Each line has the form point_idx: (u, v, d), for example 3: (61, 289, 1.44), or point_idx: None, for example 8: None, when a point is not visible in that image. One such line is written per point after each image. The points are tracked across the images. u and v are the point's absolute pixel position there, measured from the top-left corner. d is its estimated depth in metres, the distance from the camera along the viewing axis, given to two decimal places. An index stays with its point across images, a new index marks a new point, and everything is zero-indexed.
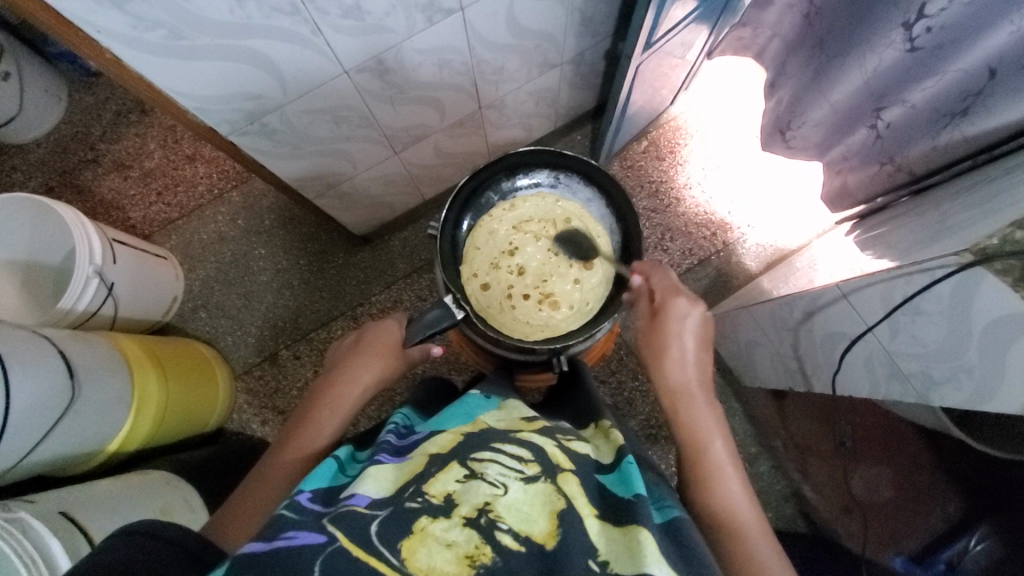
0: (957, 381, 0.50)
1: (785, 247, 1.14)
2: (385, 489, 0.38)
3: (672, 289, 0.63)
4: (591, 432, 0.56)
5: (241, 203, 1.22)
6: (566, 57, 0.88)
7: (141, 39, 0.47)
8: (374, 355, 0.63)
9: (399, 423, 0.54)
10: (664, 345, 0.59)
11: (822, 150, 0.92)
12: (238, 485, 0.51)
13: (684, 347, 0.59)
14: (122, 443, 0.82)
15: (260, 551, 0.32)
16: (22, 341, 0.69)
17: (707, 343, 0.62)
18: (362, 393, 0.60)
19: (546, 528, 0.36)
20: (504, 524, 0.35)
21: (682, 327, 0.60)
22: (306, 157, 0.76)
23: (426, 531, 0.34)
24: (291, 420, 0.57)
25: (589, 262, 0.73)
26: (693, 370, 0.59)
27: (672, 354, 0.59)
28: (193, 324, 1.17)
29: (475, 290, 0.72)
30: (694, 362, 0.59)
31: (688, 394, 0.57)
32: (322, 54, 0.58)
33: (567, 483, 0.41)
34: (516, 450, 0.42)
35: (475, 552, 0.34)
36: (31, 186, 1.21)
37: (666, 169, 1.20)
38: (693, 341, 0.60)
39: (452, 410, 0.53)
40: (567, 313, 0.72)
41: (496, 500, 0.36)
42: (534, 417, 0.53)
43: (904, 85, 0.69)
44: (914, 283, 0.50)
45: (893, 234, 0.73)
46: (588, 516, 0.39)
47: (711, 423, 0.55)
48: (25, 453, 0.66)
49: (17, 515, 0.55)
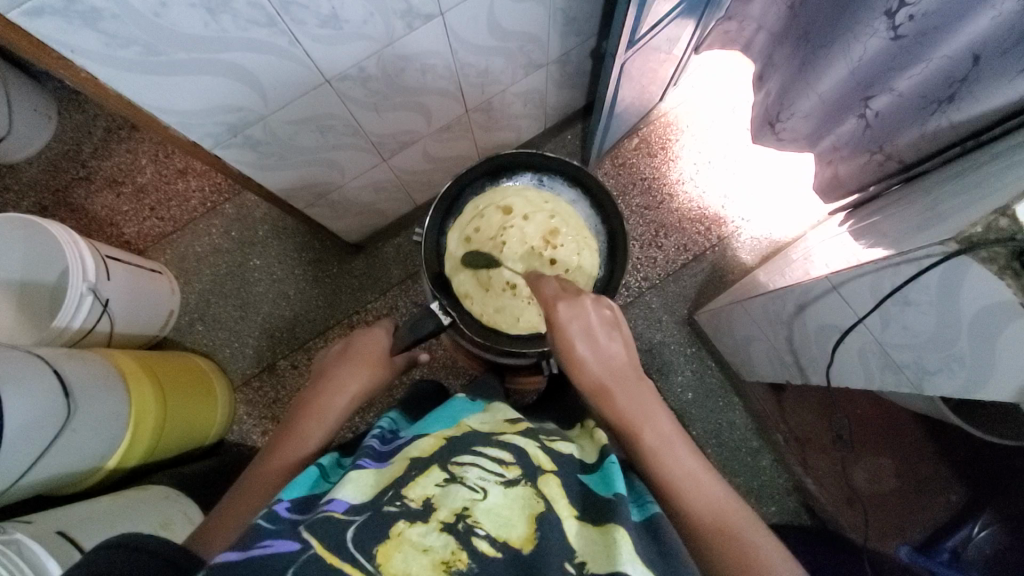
0: (949, 369, 0.49)
1: (779, 239, 1.14)
2: (364, 493, 0.38)
3: (558, 294, 0.57)
4: (577, 432, 0.57)
5: (234, 215, 1.22)
6: (551, 57, 0.87)
7: (115, 56, 0.46)
8: (361, 365, 0.64)
9: (385, 428, 0.54)
10: (574, 353, 0.54)
11: (813, 141, 0.92)
12: (222, 500, 0.50)
13: (594, 344, 0.54)
14: (121, 460, 0.82)
15: (235, 560, 0.32)
16: (17, 362, 0.69)
17: (617, 321, 0.56)
18: (349, 402, 0.61)
19: (524, 533, 0.36)
20: (481, 530, 0.35)
21: (583, 326, 0.54)
22: (293, 167, 0.76)
23: (402, 537, 0.34)
24: (277, 431, 0.57)
25: (465, 241, 0.72)
26: (615, 361, 0.54)
27: (583, 358, 0.53)
28: (191, 337, 1.17)
29: (588, 247, 0.72)
30: (614, 353, 0.54)
31: (606, 392, 0.53)
32: (300, 63, 0.57)
33: (548, 485, 0.41)
34: (499, 453, 0.42)
35: (451, 558, 0.34)
36: (24, 206, 1.21)
37: (658, 165, 1.19)
38: (604, 333, 0.55)
39: (437, 414, 0.53)
40: (473, 235, 0.72)
41: (475, 505, 0.36)
42: (518, 418, 0.53)
43: (890, 74, 0.69)
44: (901, 275, 0.50)
45: (885, 223, 0.72)
46: (567, 518, 0.39)
47: (646, 411, 0.51)
48: (20, 474, 0.66)
49: (13, 537, 0.55)
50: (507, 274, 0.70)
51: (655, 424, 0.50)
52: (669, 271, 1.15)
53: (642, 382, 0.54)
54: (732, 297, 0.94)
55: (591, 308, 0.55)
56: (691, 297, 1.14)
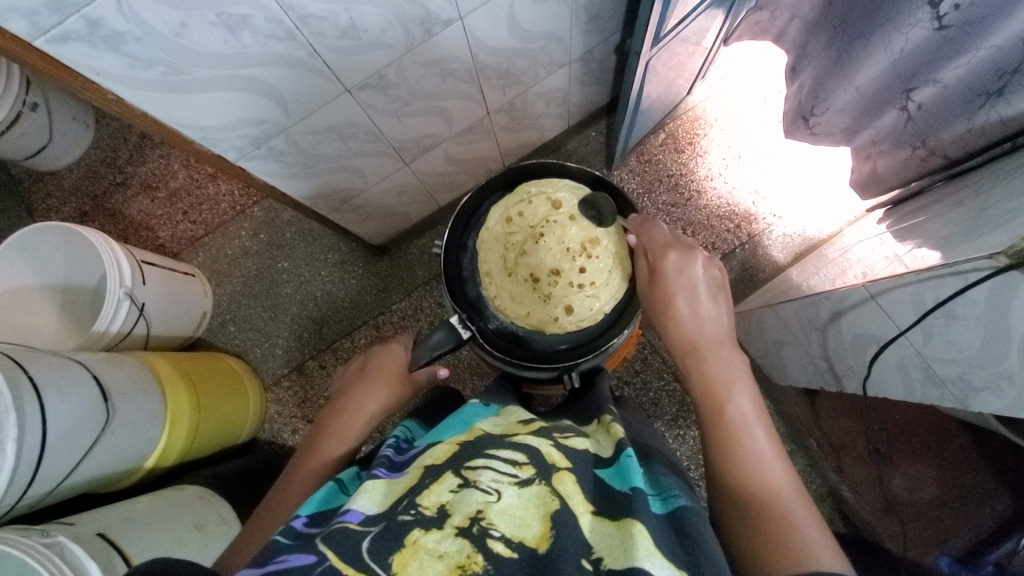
0: (998, 387, 0.46)
1: (814, 236, 1.10)
2: (379, 503, 0.38)
3: (671, 243, 0.61)
4: (593, 428, 0.55)
5: (263, 218, 1.24)
6: (574, 56, 0.86)
7: (140, 77, 0.47)
8: (379, 382, 0.66)
9: (401, 437, 0.55)
10: (670, 308, 0.59)
11: (849, 135, 0.88)
12: (249, 519, 0.53)
13: (694, 302, 0.59)
14: (158, 459, 0.86)
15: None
16: (58, 367, 0.72)
17: (723, 289, 0.61)
18: (368, 421, 0.63)
19: (540, 531, 0.36)
20: (496, 531, 0.35)
21: (687, 282, 0.59)
22: (317, 175, 0.76)
23: (418, 544, 0.34)
24: (299, 450, 0.59)
25: (506, 220, 0.69)
26: (711, 327, 0.59)
27: (680, 314, 0.59)
28: (223, 338, 1.21)
29: (620, 270, 0.67)
30: (712, 321, 0.59)
31: (698, 352, 0.58)
32: (320, 74, 0.57)
33: (562, 483, 0.40)
34: (511, 454, 0.41)
35: (467, 561, 0.33)
36: (66, 212, 1.26)
37: (685, 161, 1.16)
38: (706, 298, 0.59)
39: (449, 420, 0.53)
40: (519, 215, 0.68)
41: (488, 507, 0.36)
42: (532, 420, 0.52)
43: (934, 65, 0.65)
44: (946, 288, 0.48)
45: (929, 225, 0.69)
46: (582, 513, 0.38)
47: (730, 379, 0.55)
48: (63, 476, 0.69)
49: (54, 539, 0.59)
50: (534, 265, 0.66)
51: (741, 395, 0.54)
52: None
53: (737, 354, 0.58)
54: (763, 299, 0.91)
55: (700, 267, 0.60)
56: None
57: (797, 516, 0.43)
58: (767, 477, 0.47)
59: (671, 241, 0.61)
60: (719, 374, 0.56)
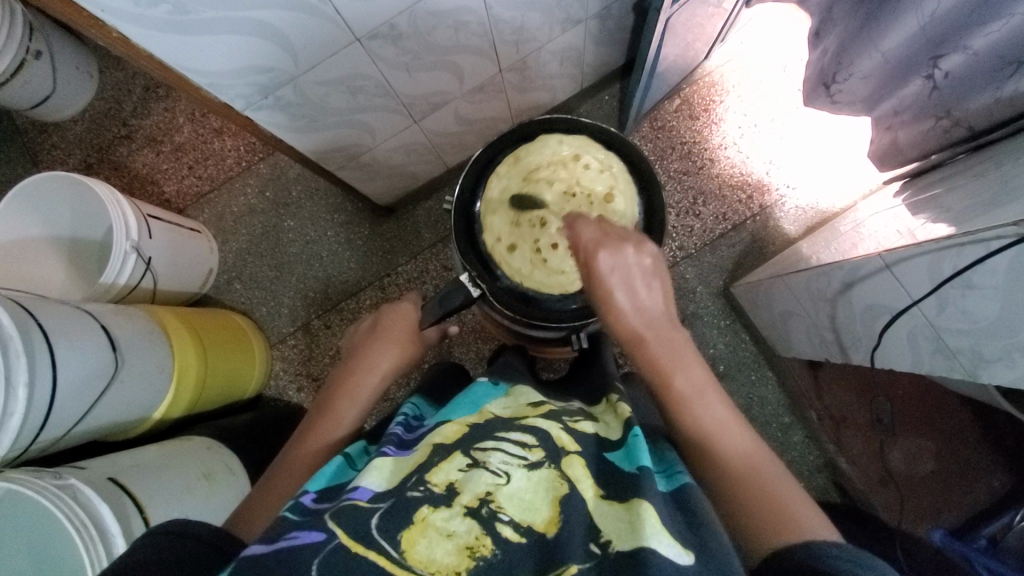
0: (1010, 359, 0.46)
1: (827, 209, 1.08)
2: (387, 480, 0.38)
3: (602, 241, 0.55)
4: (601, 408, 0.55)
5: (268, 175, 1.23)
6: (591, 12, 0.83)
7: (145, 15, 0.46)
8: (392, 343, 0.66)
9: (408, 414, 0.55)
10: (612, 301, 0.55)
11: (870, 104, 0.85)
12: (262, 476, 0.53)
13: (632, 294, 0.55)
14: (166, 410, 0.87)
15: (263, 552, 0.32)
16: (69, 316, 0.72)
17: (661, 273, 0.57)
18: (381, 381, 0.63)
19: (548, 517, 0.36)
20: (505, 515, 0.35)
21: (624, 274, 0.55)
22: (326, 129, 0.75)
23: (427, 522, 0.34)
24: (312, 409, 0.60)
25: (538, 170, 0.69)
26: (651, 311, 0.55)
27: (620, 307, 0.54)
28: (229, 295, 1.21)
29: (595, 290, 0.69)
30: (648, 303, 0.55)
31: (642, 340, 0.54)
32: (330, 21, 0.55)
33: (571, 466, 0.41)
34: (520, 437, 0.42)
35: (475, 543, 0.34)
36: (71, 163, 1.24)
37: (700, 128, 1.13)
38: (643, 284, 0.55)
39: (457, 400, 0.52)
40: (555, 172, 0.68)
41: (497, 490, 0.36)
42: (541, 403, 0.53)
43: (963, 31, 0.62)
44: (966, 256, 0.48)
45: (947, 198, 0.68)
46: (592, 497, 0.39)
47: (679, 359, 0.52)
48: (73, 422, 0.70)
49: (67, 481, 0.60)
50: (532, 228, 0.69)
51: (689, 369, 0.52)
52: (705, 242, 1.10)
53: (678, 332, 0.55)
54: (773, 270, 0.90)
55: (633, 257, 0.55)
56: (729, 268, 1.10)
57: (780, 494, 0.42)
58: (736, 452, 0.45)
59: (599, 237, 0.55)
60: (666, 350, 0.53)
